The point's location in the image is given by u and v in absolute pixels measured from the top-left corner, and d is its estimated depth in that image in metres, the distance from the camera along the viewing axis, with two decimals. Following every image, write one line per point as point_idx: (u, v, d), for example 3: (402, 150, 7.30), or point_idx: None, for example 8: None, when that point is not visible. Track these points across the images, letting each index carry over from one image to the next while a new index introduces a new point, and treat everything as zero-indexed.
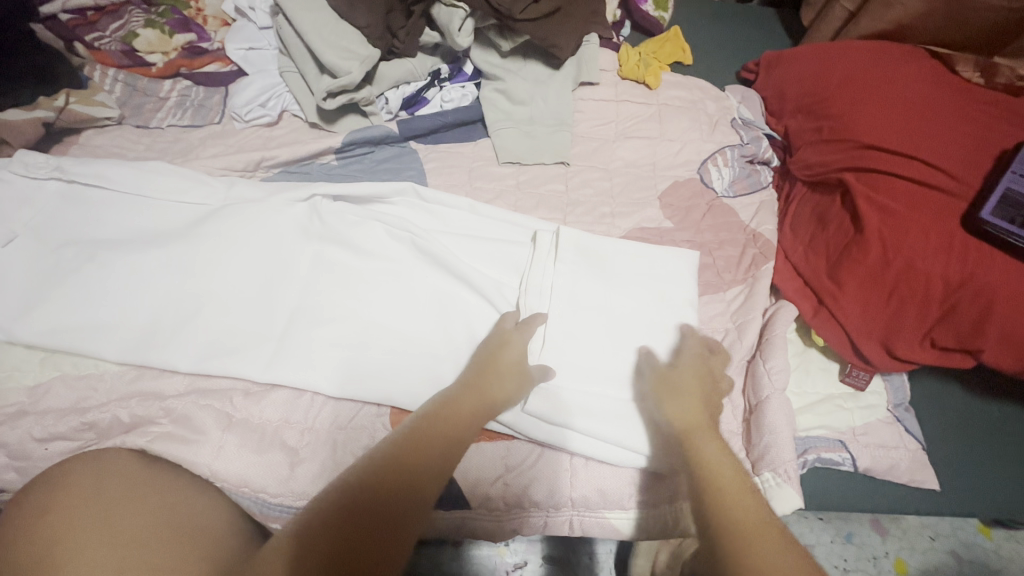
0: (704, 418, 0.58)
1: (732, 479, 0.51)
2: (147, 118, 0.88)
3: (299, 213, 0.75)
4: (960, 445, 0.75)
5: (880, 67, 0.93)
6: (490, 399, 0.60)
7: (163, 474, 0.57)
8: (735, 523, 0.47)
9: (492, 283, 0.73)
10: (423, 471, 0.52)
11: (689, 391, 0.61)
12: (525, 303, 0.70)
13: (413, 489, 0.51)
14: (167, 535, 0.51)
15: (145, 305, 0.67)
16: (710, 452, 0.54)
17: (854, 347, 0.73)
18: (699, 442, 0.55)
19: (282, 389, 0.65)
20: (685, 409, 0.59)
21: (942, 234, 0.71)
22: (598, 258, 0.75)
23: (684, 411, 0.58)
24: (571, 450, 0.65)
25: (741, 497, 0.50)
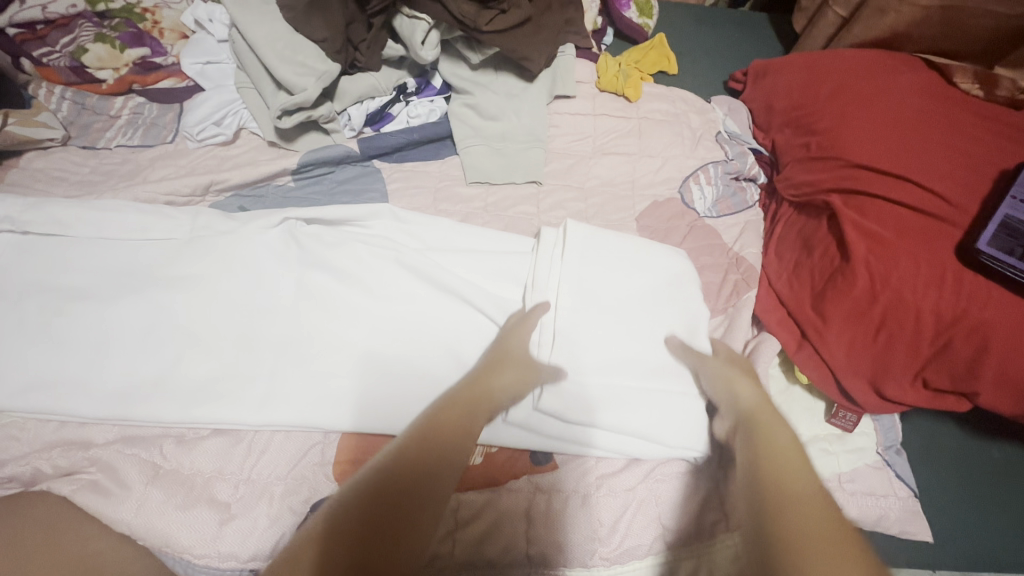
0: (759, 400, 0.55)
1: (786, 442, 0.46)
2: (94, 139, 0.83)
3: (274, 239, 0.72)
4: (954, 489, 0.70)
5: (870, 80, 0.87)
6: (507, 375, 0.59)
7: (77, 533, 0.53)
8: (780, 478, 0.42)
9: (489, 295, 0.70)
10: (453, 431, 0.51)
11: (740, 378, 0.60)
12: (530, 299, 0.68)
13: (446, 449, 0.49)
14: None
15: (122, 357, 0.62)
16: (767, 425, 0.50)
17: (839, 386, 0.68)
18: (758, 416, 0.52)
19: (216, 437, 0.61)
20: (741, 392, 0.57)
21: (934, 264, 0.65)
22: (605, 244, 0.72)
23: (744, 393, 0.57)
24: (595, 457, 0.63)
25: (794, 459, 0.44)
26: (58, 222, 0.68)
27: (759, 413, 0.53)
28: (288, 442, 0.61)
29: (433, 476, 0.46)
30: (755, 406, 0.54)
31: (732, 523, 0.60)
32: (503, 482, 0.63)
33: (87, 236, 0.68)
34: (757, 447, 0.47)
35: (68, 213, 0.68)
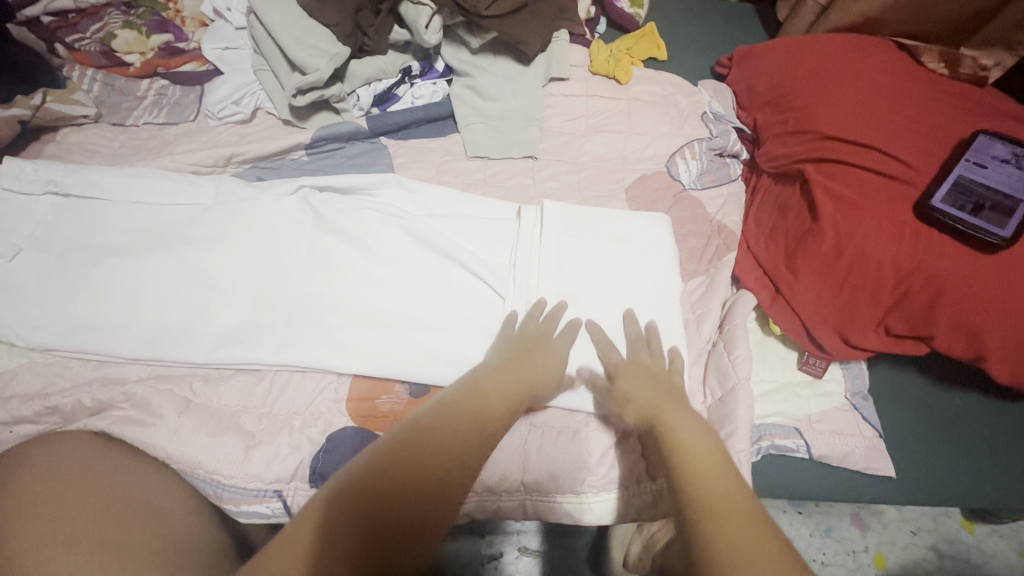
0: (664, 400, 0.59)
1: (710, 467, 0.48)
2: (124, 116, 0.90)
3: (291, 205, 0.78)
4: (918, 431, 0.76)
5: (842, 60, 0.94)
6: (538, 382, 0.63)
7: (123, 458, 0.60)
8: (706, 502, 0.44)
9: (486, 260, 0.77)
10: (456, 433, 0.52)
11: (638, 384, 0.63)
12: (516, 276, 0.74)
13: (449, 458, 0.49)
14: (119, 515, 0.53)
15: (151, 304, 0.68)
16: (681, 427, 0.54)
17: (809, 335, 0.74)
18: (666, 420, 0.56)
19: (239, 375, 0.67)
20: (642, 398, 0.61)
21: (894, 220, 0.71)
22: (586, 225, 0.81)
23: (637, 399, 0.61)
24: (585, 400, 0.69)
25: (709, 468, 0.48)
26: (96, 186, 0.74)
27: (665, 415, 0.57)
28: (305, 382, 0.67)
29: (432, 483, 0.47)
30: (659, 407, 0.58)
31: None
32: None
33: (122, 200, 0.75)
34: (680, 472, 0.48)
35: (104, 178, 0.75)
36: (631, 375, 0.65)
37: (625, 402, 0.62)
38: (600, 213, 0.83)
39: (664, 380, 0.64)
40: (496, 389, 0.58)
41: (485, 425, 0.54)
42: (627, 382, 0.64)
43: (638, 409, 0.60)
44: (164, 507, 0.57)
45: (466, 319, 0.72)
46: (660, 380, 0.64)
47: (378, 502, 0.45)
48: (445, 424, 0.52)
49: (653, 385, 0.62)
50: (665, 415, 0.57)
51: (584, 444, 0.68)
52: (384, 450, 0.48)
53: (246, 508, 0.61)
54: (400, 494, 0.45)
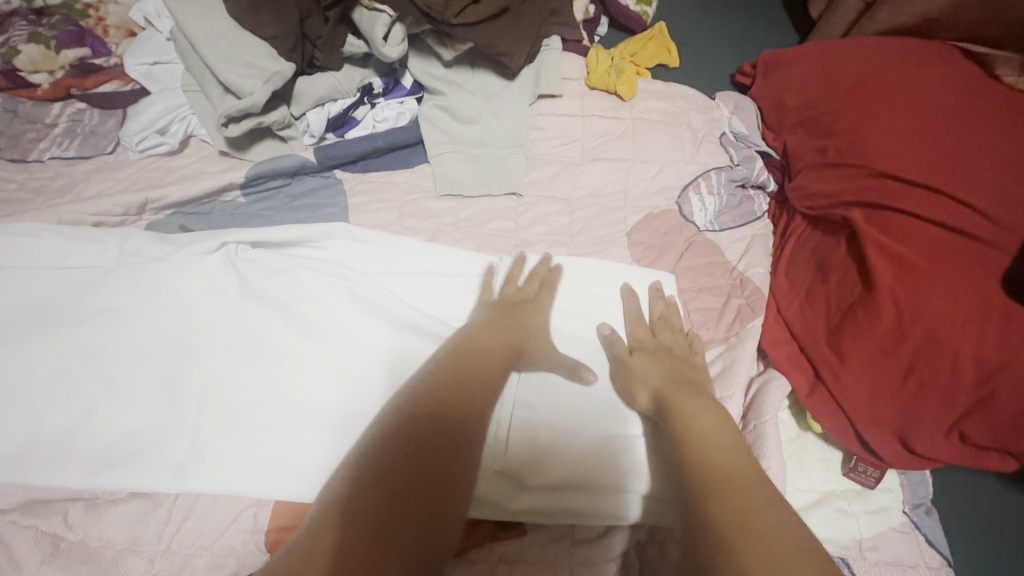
0: (678, 380, 0.56)
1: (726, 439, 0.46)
2: (25, 150, 0.75)
3: (212, 268, 0.63)
4: (997, 556, 0.60)
5: (897, 74, 0.76)
6: (529, 339, 0.60)
7: None
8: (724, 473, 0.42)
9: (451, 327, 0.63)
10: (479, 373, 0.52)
11: (649, 364, 0.58)
12: None
13: (474, 399, 0.50)
14: None
15: (28, 405, 0.55)
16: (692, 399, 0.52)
17: (860, 438, 0.58)
18: (681, 401, 0.52)
19: (130, 502, 0.53)
20: (648, 377, 0.57)
21: (975, 298, 0.56)
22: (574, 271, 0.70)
23: (650, 374, 0.57)
24: (577, 512, 0.55)
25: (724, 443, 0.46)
26: None
27: (680, 399, 0.52)
28: (216, 506, 0.53)
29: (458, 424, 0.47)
30: (666, 387, 0.55)
31: None
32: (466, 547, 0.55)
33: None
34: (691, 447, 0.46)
35: None
36: (646, 363, 0.59)
37: (635, 378, 0.58)
38: (592, 262, 0.70)
39: (681, 363, 0.59)
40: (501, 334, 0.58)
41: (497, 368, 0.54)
42: (645, 360, 0.59)
43: (652, 389, 0.55)
44: None
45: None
46: (676, 362, 0.59)
47: (427, 438, 0.44)
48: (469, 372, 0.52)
49: (668, 367, 0.57)
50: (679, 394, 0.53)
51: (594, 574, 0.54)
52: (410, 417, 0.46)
53: None
54: (434, 450, 0.44)
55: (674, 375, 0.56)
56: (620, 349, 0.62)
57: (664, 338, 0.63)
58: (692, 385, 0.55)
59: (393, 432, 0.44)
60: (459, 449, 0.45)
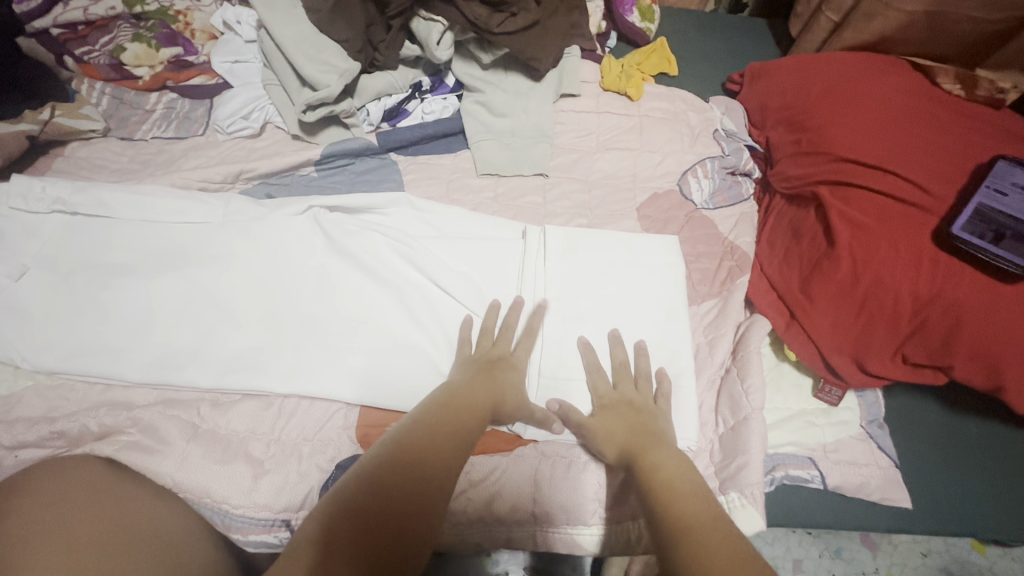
0: (639, 434, 0.61)
1: (688, 494, 0.50)
2: (132, 130, 0.89)
3: (300, 225, 0.78)
4: (936, 462, 0.74)
5: (858, 80, 0.93)
6: (506, 397, 0.63)
7: (137, 485, 0.60)
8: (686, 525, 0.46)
9: (492, 281, 0.78)
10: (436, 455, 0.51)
11: (615, 421, 0.64)
12: (524, 281, 0.78)
13: (450, 453, 0.52)
14: (137, 546, 0.52)
15: (160, 327, 0.67)
16: (654, 457, 0.56)
17: (825, 363, 0.73)
18: (649, 451, 0.58)
19: (249, 401, 0.66)
20: (616, 432, 0.62)
21: (912, 248, 0.71)
22: (591, 246, 0.81)
23: (617, 434, 0.62)
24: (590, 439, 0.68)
25: (681, 496, 0.50)
26: (104, 205, 0.73)
27: (641, 452, 0.58)
28: (314, 406, 0.67)
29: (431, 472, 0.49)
30: (636, 445, 0.59)
31: (726, 489, 0.66)
32: (510, 449, 0.69)
33: (130, 218, 0.74)
34: (663, 498, 0.50)
35: (111, 196, 0.74)
36: (606, 416, 0.65)
37: (600, 439, 0.63)
38: (607, 235, 0.84)
39: (642, 416, 0.64)
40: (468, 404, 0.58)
41: (465, 436, 0.54)
42: (609, 416, 0.65)
43: (619, 445, 0.61)
44: (172, 543, 0.55)
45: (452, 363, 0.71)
46: (638, 415, 0.64)
47: (399, 489, 0.46)
48: (427, 449, 0.51)
49: (630, 423, 0.63)
50: (647, 451, 0.58)
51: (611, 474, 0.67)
52: (387, 461, 0.49)
53: (254, 539, 0.60)
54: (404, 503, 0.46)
55: (638, 431, 0.61)
56: (576, 420, 0.66)
57: (626, 390, 0.68)
58: (653, 436, 0.61)
59: (370, 481, 0.46)
60: (427, 497, 0.47)
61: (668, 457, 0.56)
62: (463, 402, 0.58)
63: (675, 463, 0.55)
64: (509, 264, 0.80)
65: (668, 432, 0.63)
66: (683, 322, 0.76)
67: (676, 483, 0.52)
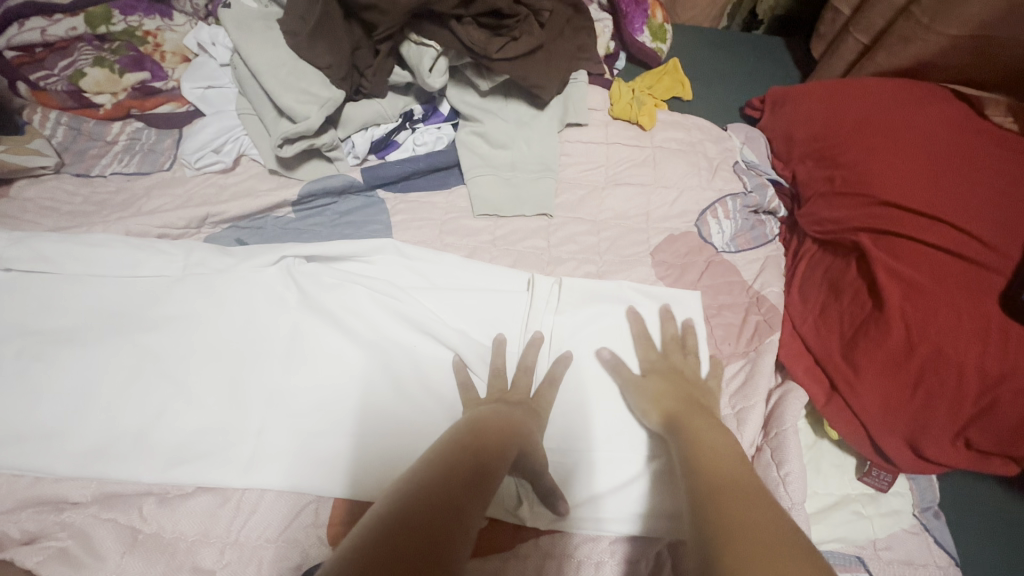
0: (686, 403, 0.58)
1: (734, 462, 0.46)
2: (88, 166, 0.80)
3: (272, 279, 0.68)
4: (1003, 560, 0.64)
5: (898, 112, 0.83)
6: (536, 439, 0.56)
7: None
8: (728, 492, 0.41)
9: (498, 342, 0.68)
10: (450, 493, 0.40)
11: (660, 385, 0.61)
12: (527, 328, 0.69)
13: (472, 478, 0.43)
14: None
15: (102, 405, 0.58)
16: (693, 424, 0.53)
17: (874, 444, 0.63)
18: (690, 417, 0.55)
19: (201, 496, 0.56)
20: (660, 400, 0.59)
21: (976, 314, 0.61)
22: (604, 299, 0.72)
23: (658, 396, 0.60)
24: (611, 530, 0.59)
25: (731, 466, 0.45)
26: (45, 259, 0.64)
27: (692, 417, 0.55)
28: (281, 501, 0.57)
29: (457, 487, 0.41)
30: (675, 409, 0.57)
31: None
32: (511, 547, 0.59)
33: (74, 273, 0.65)
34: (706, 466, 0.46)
35: (54, 247, 0.64)
36: (655, 380, 0.63)
37: (642, 400, 0.61)
38: (620, 282, 0.75)
39: (692, 386, 0.62)
40: (483, 444, 0.48)
41: (493, 465, 0.46)
42: (656, 378, 0.63)
43: (663, 410, 0.58)
44: None
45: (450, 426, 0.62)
46: (687, 384, 0.62)
47: (436, 504, 0.38)
48: (456, 482, 0.42)
49: (676, 387, 0.61)
50: (694, 417, 0.55)
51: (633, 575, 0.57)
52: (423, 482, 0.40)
53: None
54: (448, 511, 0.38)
55: (683, 396, 0.59)
56: (622, 373, 0.65)
57: (675, 360, 0.66)
58: (698, 408, 0.57)
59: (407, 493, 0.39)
60: (464, 521, 0.38)
61: (713, 425, 0.52)
62: (481, 435, 0.49)
63: (722, 432, 0.51)
64: (514, 315, 0.70)
65: (714, 408, 0.60)
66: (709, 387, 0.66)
67: (719, 450, 0.48)
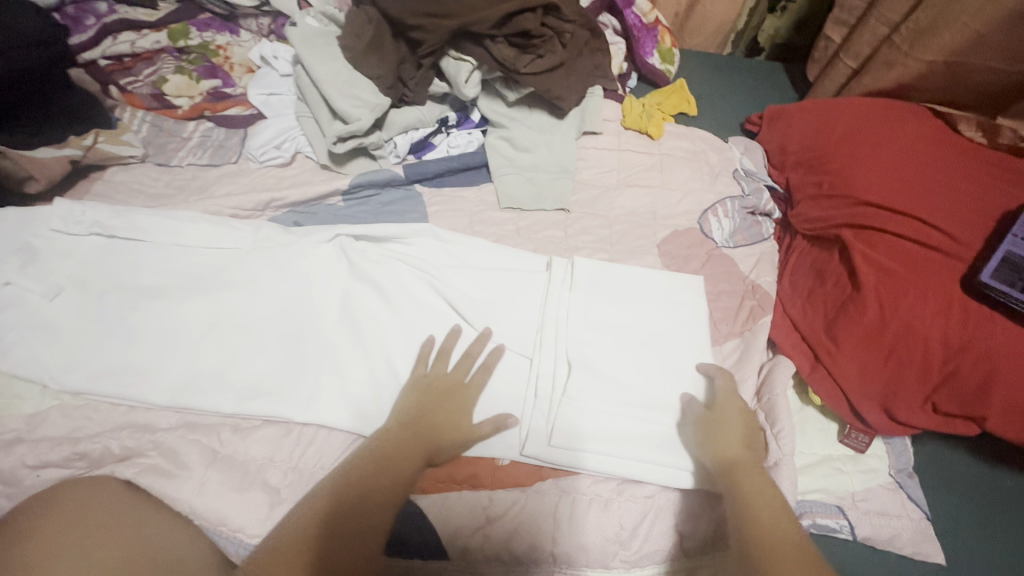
0: (757, 462, 0.62)
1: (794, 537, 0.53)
2: (168, 157, 0.92)
3: (326, 252, 0.79)
4: (969, 516, 0.71)
5: (878, 125, 0.94)
6: (445, 429, 0.64)
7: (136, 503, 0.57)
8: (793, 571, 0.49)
9: (524, 321, 0.76)
10: (375, 497, 0.55)
11: (737, 430, 0.64)
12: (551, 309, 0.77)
13: (403, 459, 0.59)
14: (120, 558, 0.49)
15: (186, 351, 0.68)
16: (750, 489, 0.58)
17: (852, 408, 0.71)
18: (752, 476, 0.60)
19: (269, 427, 0.66)
20: (729, 447, 0.63)
21: (940, 295, 0.71)
22: (616, 282, 0.81)
23: (722, 443, 0.63)
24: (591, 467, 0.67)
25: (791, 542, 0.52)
26: (139, 229, 0.75)
27: (754, 475, 0.60)
28: (334, 436, 0.67)
29: (388, 464, 0.58)
30: (740, 458, 0.61)
31: None
32: (531, 485, 0.66)
33: (163, 242, 0.76)
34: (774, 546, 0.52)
35: (148, 220, 0.76)
36: (728, 417, 0.66)
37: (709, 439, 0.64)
38: (629, 269, 0.84)
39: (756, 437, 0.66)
40: (411, 441, 0.61)
41: (427, 440, 0.62)
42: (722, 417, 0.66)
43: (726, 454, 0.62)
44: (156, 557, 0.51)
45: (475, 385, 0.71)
46: (753, 434, 0.66)
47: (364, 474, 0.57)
48: (387, 456, 0.59)
49: (748, 434, 0.65)
50: (752, 477, 0.60)
51: (637, 511, 0.65)
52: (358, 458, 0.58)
53: None
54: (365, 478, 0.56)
55: (750, 451, 0.63)
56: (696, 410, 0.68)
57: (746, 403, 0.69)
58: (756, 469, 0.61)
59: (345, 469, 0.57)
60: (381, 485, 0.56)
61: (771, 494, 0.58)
62: (433, 411, 0.65)
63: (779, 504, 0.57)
64: (536, 293, 0.80)
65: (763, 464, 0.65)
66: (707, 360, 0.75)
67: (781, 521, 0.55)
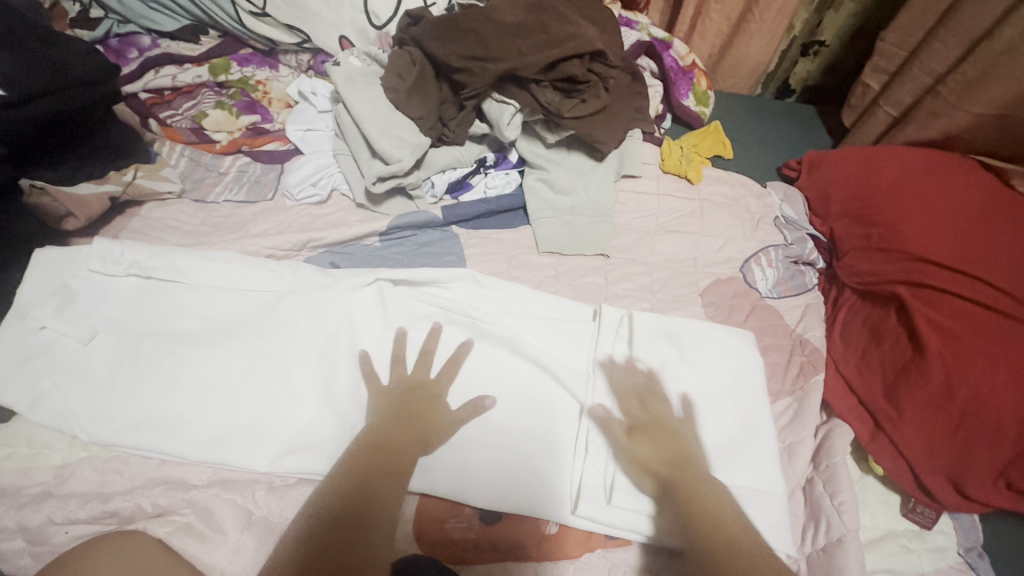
0: (678, 465, 0.61)
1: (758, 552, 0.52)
2: (205, 192, 0.91)
3: (366, 297, 0.75)
4: None
5: (929, 177, 0.92)
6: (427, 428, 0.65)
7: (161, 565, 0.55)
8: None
9: (568, 365, 0.73)
10: (366, 538, 0.52)
11: (648, 444, 0.64)
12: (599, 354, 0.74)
13: (376, 487, 0.57)
14: None
15: (221, 402, 0.65)
16: (705, 492, 0.58)
17: (918, 481, 0.68)
18: (690, 485, 0.59)
19: (306, 486, 0.63)
20: (654, 462, 0.62)
21: (1012, 364, 0.67)
22: (673, 335, 0.75)
23: (650, 462, 0.62)
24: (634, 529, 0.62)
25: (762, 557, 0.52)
26: (176, 269, 0.73)
27: (686, 483, 0.59)
28: None
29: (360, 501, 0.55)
30: (678, 471, 0.60)
31: None
32: (577, 555, 0.62)
33: (199, 283, 0.74)
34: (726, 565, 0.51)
35: (185, 261, 0.74)
36: (647, 432, 0.65)
37: (641, 467, 0.63)
38: (686, 323, 0.78)
39: (671, 438, 0.64)
40: (384, 470, 0.58)
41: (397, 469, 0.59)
42: (645, 441, 0.64)
43: (655, 474, 0.61)
44: None
45: (516, 437, 0.67)
46: (669, 436, 0.65)
47: (337, 514, 0.53)
48: (356, 493, 0.55)
49: (660, 442, 0.64)
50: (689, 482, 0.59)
51: None
52: (329, 499, 0.55)
53: None
54: (337, 521, 0.52)
55: (671, 458, 0.62)
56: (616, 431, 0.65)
57: (653, 409, 0.68)
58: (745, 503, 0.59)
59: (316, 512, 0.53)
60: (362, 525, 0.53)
61: (712, 496, 0.58)
62: (398, 429, 0.63)
63: (720, 504, 0.57)
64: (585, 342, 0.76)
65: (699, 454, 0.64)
66: (766, 424, 0.70)
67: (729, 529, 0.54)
